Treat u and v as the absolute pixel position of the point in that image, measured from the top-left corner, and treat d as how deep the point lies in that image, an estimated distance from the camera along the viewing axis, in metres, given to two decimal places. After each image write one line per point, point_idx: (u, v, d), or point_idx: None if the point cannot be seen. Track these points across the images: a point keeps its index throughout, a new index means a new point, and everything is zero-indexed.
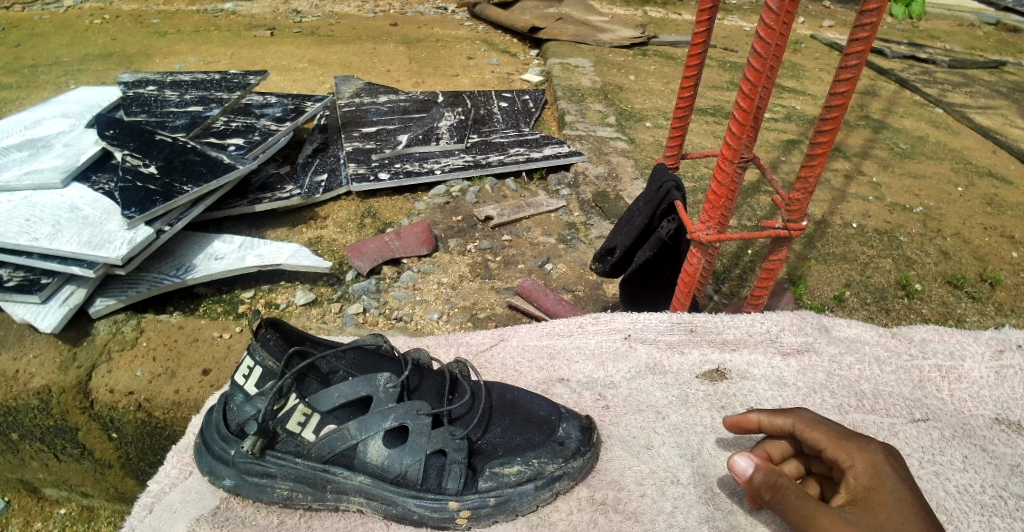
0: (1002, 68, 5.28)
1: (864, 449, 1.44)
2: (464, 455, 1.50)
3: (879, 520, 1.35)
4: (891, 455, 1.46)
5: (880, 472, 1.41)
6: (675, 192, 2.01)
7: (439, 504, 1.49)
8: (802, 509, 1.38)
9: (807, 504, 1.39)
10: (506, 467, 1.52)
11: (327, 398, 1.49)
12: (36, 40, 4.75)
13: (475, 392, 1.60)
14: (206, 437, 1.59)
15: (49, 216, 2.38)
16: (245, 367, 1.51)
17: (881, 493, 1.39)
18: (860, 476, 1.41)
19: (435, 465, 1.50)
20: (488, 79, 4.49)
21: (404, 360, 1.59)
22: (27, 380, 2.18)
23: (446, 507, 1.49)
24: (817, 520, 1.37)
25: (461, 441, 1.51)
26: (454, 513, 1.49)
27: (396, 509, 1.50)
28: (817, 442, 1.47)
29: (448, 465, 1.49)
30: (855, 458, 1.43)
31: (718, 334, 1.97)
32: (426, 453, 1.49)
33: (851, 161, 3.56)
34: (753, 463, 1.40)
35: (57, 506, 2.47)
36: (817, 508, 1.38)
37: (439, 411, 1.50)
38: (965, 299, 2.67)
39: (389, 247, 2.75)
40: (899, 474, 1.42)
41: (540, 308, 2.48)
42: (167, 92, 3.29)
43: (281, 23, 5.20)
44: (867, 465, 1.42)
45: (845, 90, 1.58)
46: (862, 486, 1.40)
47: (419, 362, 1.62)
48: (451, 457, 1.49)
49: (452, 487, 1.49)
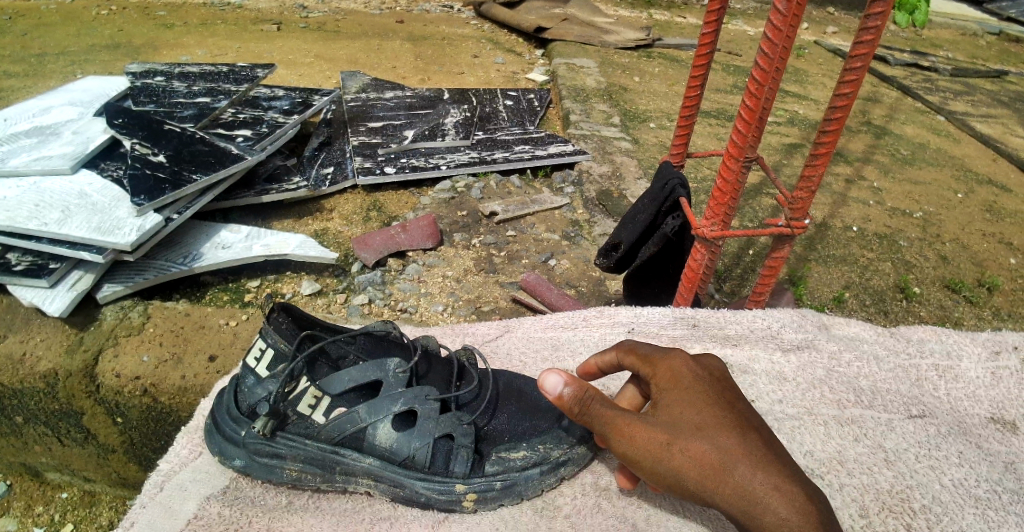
0: (1003, 77, 5.33)
1: (669, 359, 1.54)
2: (471, 440, 1.54)
3: (673, 419, 1.44)
4: (696, 359, 1.57)
5: (680, 376, 1.50)
6: (679, 189, 2.05)
7: (445, 486, 1.52)
8: (607, 419, 1.44)
9: (611, 412, 1.44)
10: (513, 452, 1.56)
11: (339, 381, 1.52)
12: (42, 29, 4.77)
13: (483, 380, 1.66)
14: (216, 418, 1.61)
15: (58, 202, 2.40)
16: (256, 349, 1.55)
17: (678, 393, 1.48)
18: (661, 380, 1.51)
19: (442, 448, 1.54)
20: (494, 77, 4.53)
21: (414, 346, 1.63)
22: (33, 363, 2.21)
23: (453, 490, 1.52)
24: (619, 425, 1.44)
25: (468, 426, 1.55)
26: (461, 496, 1.52)
27: (404, 491, 1.53)
28: (632, 366, 1.57)
29: (455, 449, 1.53)
30: (659, 367, 1.53)
31: (719, 329, 1.99)
32: (434, 438, 1.53)
33: (852, 165, 3.59)
34: (562, 380, 1.42)
35: (58, 491, 2.50)
36: (620, 416, 1.44)
37: (447, 396, 1.54)
38: (963, 303, 2.71)
39: (395, 239, 2.78)
40: (700, 375, 1.52)
41: (542, 302, 2.53)
42: (175, 83, 3.33)
43: (287, 18, 5.23)
44: (669, 372, 1.51)
45: (850, 91, 1.61)
46: (662, 390, 1.49)
47: (428, 349, 1.67)
48: (458, 442, 1.53)
49: (459, 470, 1.52)
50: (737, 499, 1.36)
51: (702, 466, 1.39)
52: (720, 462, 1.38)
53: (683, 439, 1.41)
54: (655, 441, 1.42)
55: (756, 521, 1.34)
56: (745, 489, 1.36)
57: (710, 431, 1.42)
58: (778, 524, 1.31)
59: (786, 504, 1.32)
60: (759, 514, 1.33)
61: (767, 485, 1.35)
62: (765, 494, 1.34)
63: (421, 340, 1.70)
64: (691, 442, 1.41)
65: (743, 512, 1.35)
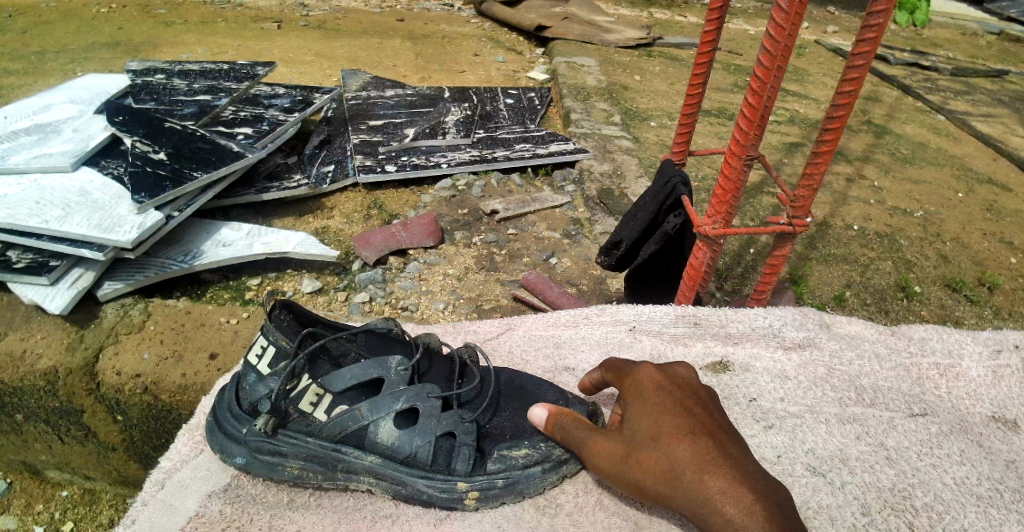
0: (1003, 77, 5.33)
1: (637, 371, 1.59)
2: (473, 438, 1.55)
3: (635, 430, 1.49)
4: (665, 369, 1.60)
5: (645, 386, 1.55)
6: (681, 187, 2.05)
7: (447, 484, 1.52)
8: (578, 439, 1.53)
9: (581, 433, 1.53)
10: (515, 450, 1.57)
11: (340, 379, 1.53)
12: (42, 27, 4.76)
13: (484, 377, 1.66)
14: (217, 416, 1.61)
15: (58, 199, 2.40)
16: (257, 347, 1.56)
17: (642, 403, 1.52)
18: (630, 392, 1.56)
19: (444, 446, 1.54)
20: (494, 76, 4.53)
21: (415, 344, 1.64)
22: (34, 361, 2.21)
23: (455, 488, 1.52)
24: (589, 444, 1.52)
25: (470, 424, 1.56)
26: (463, 494, 1.52)
27: (405, 489, 1.53)
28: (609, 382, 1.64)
29: (457, 447, 1.54)
30: (629, 378, 1.59)
31: (721, 328, 1.99)
32: (436, 435, 1.53)
33: (852, 164, 3.59)
34: (539, 410, 1.56)
35: (59, 489, 2.50)
36: (588, 435, 1.52)
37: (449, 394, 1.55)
38: (963, 302, 2.71)
39: (396, 237, 2.78)
40: (662, 384, 1.54)
41: (543, 300, 2.53)
42: (175, 81, 3.33)
43: (288, 16, 5.22)
44: (637, 383, 1.56)
45: (852, 89, 1.60)
46: (629, 401, 1.54)
47: (430, 347, 1.68)
48: (460, 440, 1.54)
49: (461, 468, 1.53)
50: (689, 504, 1.38)
51: (657, 475, 1.43)
52: (673, 469, 1.41)
53: (640, 450, 1.46)
54: (615, 455, 1.48)
55: (708, 524, 1.35)
56: (695, 494, 1.37)
57: (666, 438, 1.44)
58: (724, 525, 1.32)
59: (732, 505, 1.33)
60: (708, 515, 1.35)
61: (715, 489, 1.35)
62: (713, 498, 1.35)
63: (422, 338, 1.70)
64: (648, 452, 1.45)
65: (698, 515, 1.37)
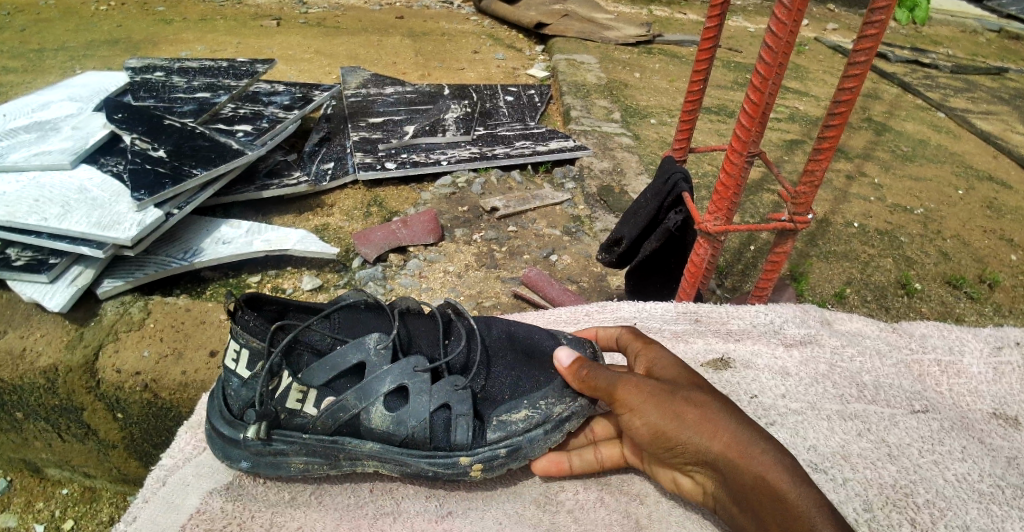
0: (1004, 75, 5.32)
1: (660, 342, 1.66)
2: (468, 407, 1.53)
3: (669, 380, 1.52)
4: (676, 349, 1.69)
5: (671, 352, 1.61)
6: (682, 183, 2.03)
7: (451, 460, 1.52)
8: (611, 377, 1.51)
9: (614, 373, 1.51)
10: (514, 414, 1.56)
11: (322, 371, 1.53)
12: (40, 25, 4.75)
13: (470, 334, 1.67)
14: (213, 425, 1.60)
15: (58, 197, 2.39)
16: (231, 351, 1.55)
17: (672, 363, 1.58)
18: (654, 355, 1.61)
19: (441, 420, 1.53)
20: (494, 73, 4.52)
21: (391, 312, 1.65)
22: (33, 359, 2.20)
23: (458, 463, 1.52)
24: (622, 382, 1.50)
25: (463, 393, 1.55)
26: (468, 467, 1.53)
27: (410, 469, 1.54)
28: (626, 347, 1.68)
29: (454, 419, 1.52)
30: (653, 344, 1.64)
31: (721, 325, 2.00)
32: (430, 411, 1.52)
33: (852, 161, 3.59)
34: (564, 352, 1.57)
35: (58, 487, 2.50)
36: (622, 374, 1.51)
37: (436, 365, 1.55)
38: (964, 299, 2.71)
39: (396, 235, 2.77)
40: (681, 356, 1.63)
41: (543, 297, 2.54)
42: (174, 78, 3.32)
43: (287, 13, 5.21)
44: (661, 348, 1.63)
45: (853, 86, 1.60)
46: (656, 363, 1.59)
47: (408, 310, 1.70)
48: (456, 411, 1.53)
49: (461, 441, 1.52)
50: (730, 442, 1.40)
51: (697, 412, 1.44)
52: (716, 410, 1.44)
53: (679, 391, 1.48)
54: (655, 392, 1.47)
55: (751, 461, 1.38)
56: (739, 434, 1.41)
57: (704, 389, 1.50)
58: (769, 462, 1.37)
59: (774, 449, 1.39)
60: (752, 451, 1.38)
61: (756, 436, 1.41)
62: (755, 439, 1.40)
63: (400, 304, 1.71)
64: (690, 393, 1.47)
65: (737, 452, 1.39)
